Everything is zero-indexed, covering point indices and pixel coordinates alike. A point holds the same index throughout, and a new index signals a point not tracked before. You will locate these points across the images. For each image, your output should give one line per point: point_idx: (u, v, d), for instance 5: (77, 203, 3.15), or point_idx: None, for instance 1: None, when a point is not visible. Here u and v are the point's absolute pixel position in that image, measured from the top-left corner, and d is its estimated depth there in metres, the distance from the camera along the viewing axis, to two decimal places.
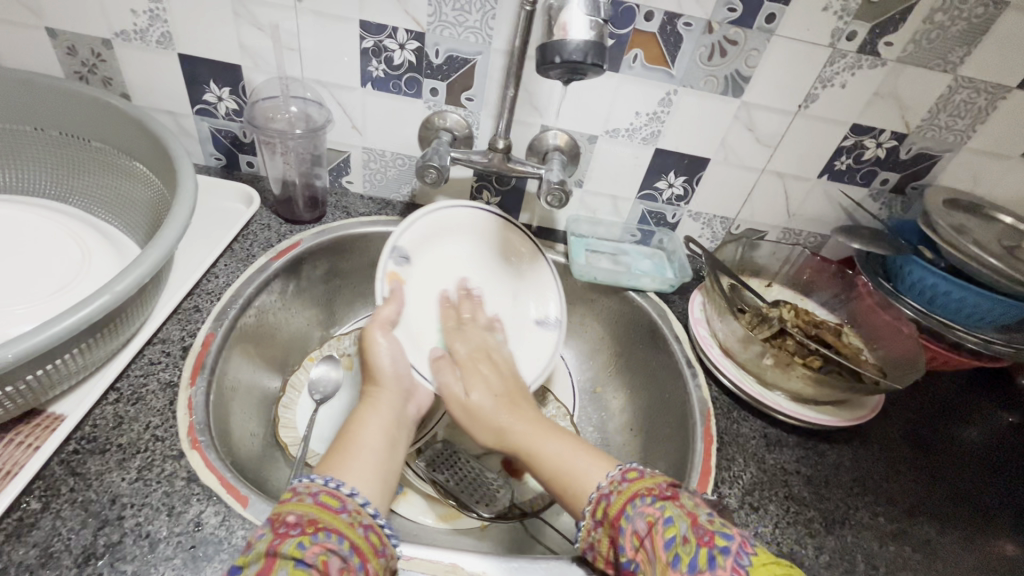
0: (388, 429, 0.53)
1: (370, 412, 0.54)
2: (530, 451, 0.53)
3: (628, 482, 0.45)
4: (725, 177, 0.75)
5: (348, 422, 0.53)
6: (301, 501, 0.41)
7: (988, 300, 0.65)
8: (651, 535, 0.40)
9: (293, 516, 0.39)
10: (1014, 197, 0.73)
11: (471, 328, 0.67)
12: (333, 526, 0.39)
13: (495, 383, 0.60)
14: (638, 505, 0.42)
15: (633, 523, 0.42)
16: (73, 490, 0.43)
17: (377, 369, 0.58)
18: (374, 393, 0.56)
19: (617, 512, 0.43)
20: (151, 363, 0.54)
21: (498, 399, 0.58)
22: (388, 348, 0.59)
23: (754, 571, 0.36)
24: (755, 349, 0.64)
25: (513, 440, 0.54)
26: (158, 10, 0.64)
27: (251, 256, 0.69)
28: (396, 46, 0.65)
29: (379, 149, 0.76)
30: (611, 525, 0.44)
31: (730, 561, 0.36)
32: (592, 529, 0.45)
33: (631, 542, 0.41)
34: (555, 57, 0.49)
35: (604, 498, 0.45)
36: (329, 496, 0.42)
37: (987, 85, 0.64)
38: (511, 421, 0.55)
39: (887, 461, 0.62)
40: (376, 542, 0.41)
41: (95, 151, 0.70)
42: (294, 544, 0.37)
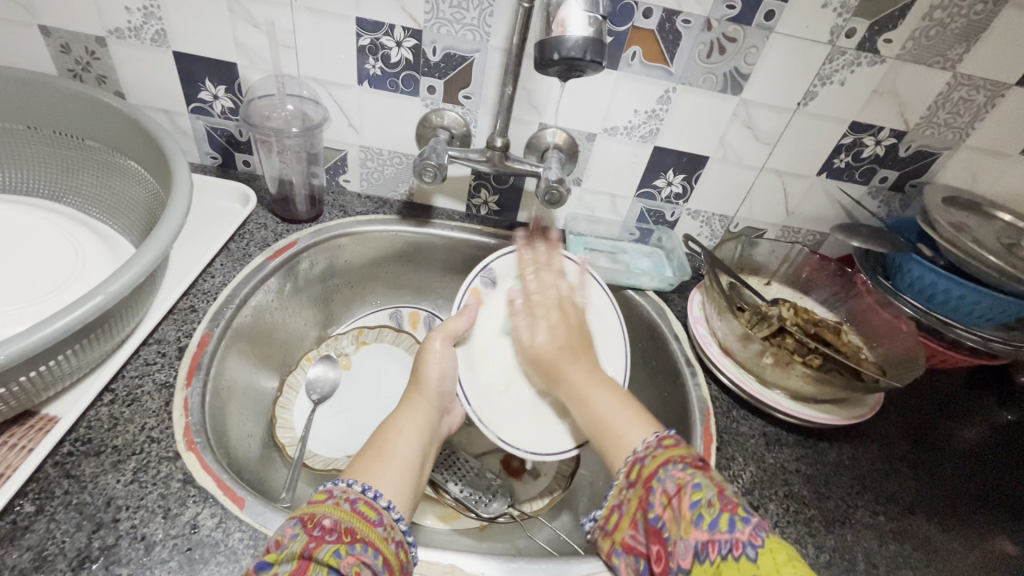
0: (423, 438, 0.53)
1: (407, 420, 0.54)
2: (581, 394, 0.55)
3: (664, 446, 0.45)
4: (724, 175, 0.75)
5: (383, 428, 0.53)
6: (338, 505, 0.41)
7: (987, 298, 0.65)
8: (679, 496, 0.40)
9: (330, 520, 0.39)
10: (1011, 195, 0.73)
11: (549, 275, 0.66)
12: (369, 538, 0.40)
13: (562, 329, 0.60)
14: (669, 468, 0.43)
15: (663, 484, 0.42)
16: (67, 493, 0.43)
17: (421, 380, 0.58)
18: (413, 402, 0.57)
19: (649, 472, 0.44)
20: (146, 364, 0.54)
21: (559, 345, 0.59)
22: (442, 354, 0.59)
23: (768, 543, 0.36)
24: (755, 348, 0.64)
25: (569, 385, 0.56)
26: (153, 8, 0.64)
27: (248, 256, 0.69)
28: (392, 44, 0.65)
29: (376, 148, 0.75)
30: (642, 485, 0.44)
31: (749, 529, 0.37)
32: (624, 488, 0.46)
33: (658, 501, 0.42)
34: (553, 54, 0.49)
35: (639, 459, 0.46)
36: (367, 506, 0.42)
37: (985, 83, 0.64)
38: (570, 370, 0.57)
39: (887, 459, 0.62)
40: (403, 559, 0.41)
41: (89, 150, 0.69)
42: (331, 551, 0.37)
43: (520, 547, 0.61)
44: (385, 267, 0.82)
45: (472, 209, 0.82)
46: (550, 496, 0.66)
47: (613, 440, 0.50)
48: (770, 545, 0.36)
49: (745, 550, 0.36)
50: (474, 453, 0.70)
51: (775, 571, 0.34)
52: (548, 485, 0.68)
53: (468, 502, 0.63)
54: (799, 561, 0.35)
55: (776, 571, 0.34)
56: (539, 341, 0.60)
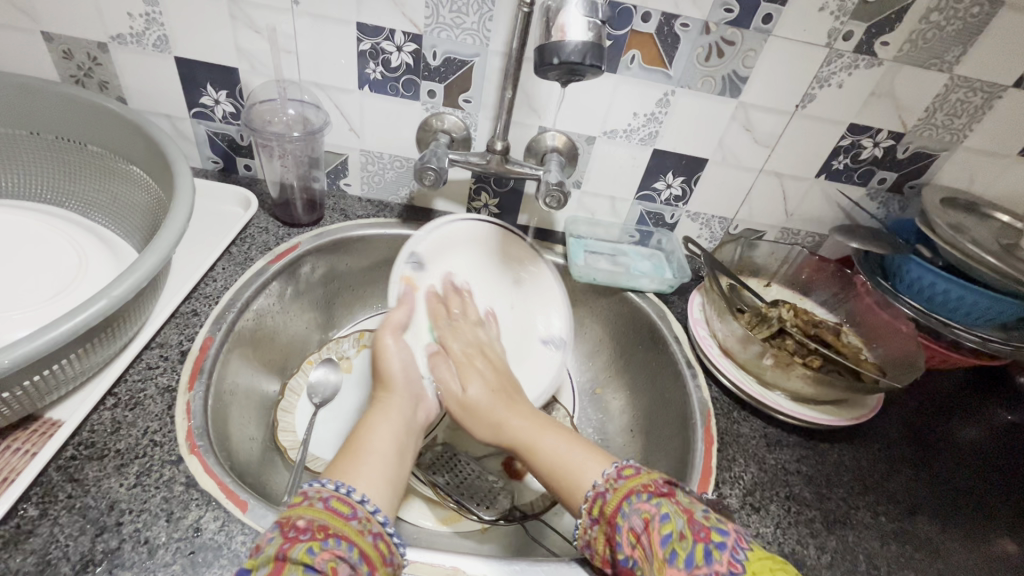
0: (398, 434, 0.52)
1: (380, 417, 0.54)
2: (529, 442, 0.54)
3: (624, 479, 0.45)
4: (723, 177, 0.75)
5: (358, 428, 0.53)
6: (312, 505, 0.41)
7: (986, 299, 0.65)
8: (648, 532, 0.40)
9: (303, 520, 0.39)
10: (1010, 196, 0.73)
11: (465, 327, 0.67)
12: (343, 532, 0.40)
13: (491, 377, 0.62)
14: (633, 502, 0.43)
15: (629, 520, 0.42)
16: (71, 497, 0.43)
17: (387, 374, 0.59)
18: (384, 399, 0.57)
19: (613, 509, 0.44)
20: (149, 368, 0.54)
21: (491, 394, 0.60)
22: (397, 347, 0.60)
23: (750, 566, 0.36)
24: (754, 349, 0.64)
25: (510, 434, 0.56)
26: (155, 14, 0.64)
27: (249, 260, 0.69)
28: (393, 49, 0.65)
29: (377, 152, 0.76)
30: (607, 522, 0.44)
31: (726, 556, 0.36)
32: (589, 526, 0.46)
33: (627, 539, 0.41)
34: (553, 59, 0.49)
35: (601, 496, 0.45)
36: (340, 502, 0.42)
37: (983, 85, 0.64)
38: (508, 417, 0.57)
39: (888, 460, 0.62)
40: (385, 550, 0.41)
41: (90, 155, 0.69)
42: (303, 550, 0.37)
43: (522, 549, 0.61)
44: (386, 271, 0.82)
45: (472, 212, 0.82)
46: (553, 497, 0.65)
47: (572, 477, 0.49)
48: (753, 567, 0.36)
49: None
50: (476, 456, 0.70)
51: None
52: None
53: (470, 504, 0.63)
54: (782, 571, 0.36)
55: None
56: (472, 392, 0.60)
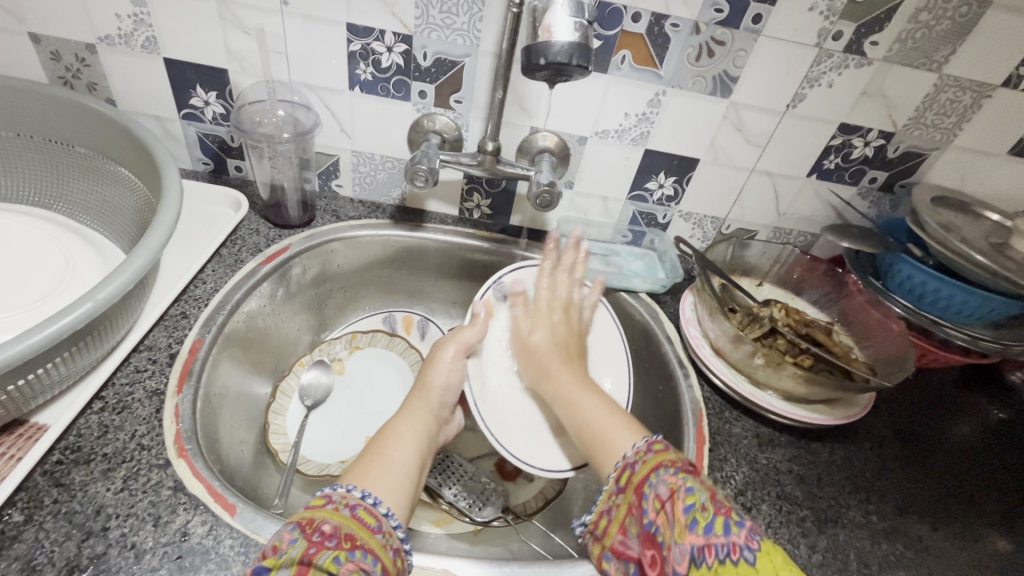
0: (421, 445, 0.52)
1: (408, 424, 0.53)
2: (570, 397, 0.55)
3: (654, 452, 0.45)
4: (715, 177, 0.75)
5: (383, 435, 0.52)
6: (338, 511, 0.41)
7: (976, 297, 0.65)
8: (672, 501, 0.39)
9: (329, 526, 0.39)
10: (1000, 194, 0.74)
11: (546, 308, 0.64)
12: (369, 545, 0.39)
13: (560, 332, 0.62)
14: (661, 473, 0.42)
15: (656, 489, 0.41)
16: (57, 502, 0.43)
17: (429, 381, 0.59)
18: (414, 403, 0.57)
19: (640, 479, 0.43)
20: (137, 371, 0.54)
21: (555, 346, 0.61)
22: (450, 365, 0.60)
23: (765, 546, 0.35)
24: (746, 350, 0.64)
25: (554, 386, 0.58)
26: (143, 15, 0.64)
27: (240, 261, 0.69)
28: (383, 49, 0.65)
29: (368, 153, 0.75)
30: (632, 491, 0.43)
31: (745, 532, 0.36)
32: (614, 494, 0.45)
33: (651, 506, 0.41)
34: (540, 59, 0.49)
35: (630, 465, 0.45)
36: (367, 513, 0.42)
37: (972, 84, 0.64)
38: (558, 370, 0.58)
39: (879, 458, 0.62)
40: (400, 565, 0.41)
41: (79, 156, 0.69)
42: (330, 558, 0.37)
43: (515, 550, 0.61)
44: (378, 272, 0.82)
45: (465, 213, 0.82)
46: (544, 499, 0.67)
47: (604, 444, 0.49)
48: (767, 549, 0.35)
49: (742, 553, 0.35)
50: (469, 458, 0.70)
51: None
52: (542, 487, 0.68)
53: (463, 506, 0.63)
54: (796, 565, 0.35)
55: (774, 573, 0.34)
56: (537, 339, 0.62)
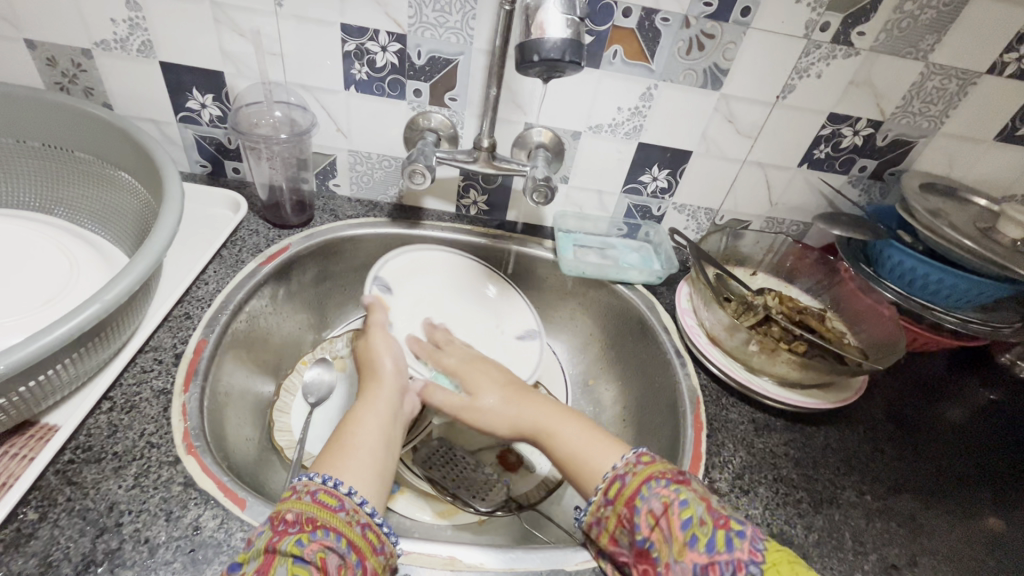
0: (385, 427, 0.53)
1: (368, 412, 0.54)
2: (550, 430, 0.55)
3: (642, 464, 0.47)
4: (708, 168, 0.76)
5: (344, 422, 0.53)
6: (300, 498, 0.43)
7: (965, 281, 0.67)
8: (668, 516, 0.42)
9: (292, 514, 0.41)
10: (987, 179, 0.75)
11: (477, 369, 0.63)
12: (331, 523, 0.41)
13: (497, 378, 0.62)
14: (653, 487, 0.44)
15: (648, 503, 0.44)
16: (70, 500, 0.44)
17: (373, 361, 0.60)
18: (371, 389, 0.57)
19: (630, 492, 0.45)
20: (143, 371, 0.54)
21: (504, 392, 0.60)
22: (387, 344, 0.62)
23: (769, 556, 0.40)
24: (740, 337, 0.65)
25: (530, 424, 0.56)
26: (139, 19, 0.64)
27: (240, 262, 0.69)
28: (378, 49, 0.66)
29: (365, 152, 0.76)
30: (623, 504, 0.45)
31: (747, 545, 0.40)
32: (601, 505, 0.47)
33: (646, 522, 0.43)
34: (533, 56, 0.50)
35: (619, 478, 0.47)
36: (328, 495, 0.43)
37: (957, 72, 0.65)
38: (530, 408, 0.57)
39: (873, 440, 0.64)
40: (374, 540, 0.42)
41: (79, 161, 0.70)
42: (292, 541, 0.39)
43: (518, 539, 0.63)
44: None
45: (462, 210, 0.83)
46: (546, 487, 0.67)
47: (580, 464, 0.51)
48: (771, 557, 0.40)
49: (748, 569, 0.39)
50: (471, 450, 0.70)
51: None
52: (544, 476, 0.68)
53: (466, 496, 0.65)
54: (797, 566, 0.39)
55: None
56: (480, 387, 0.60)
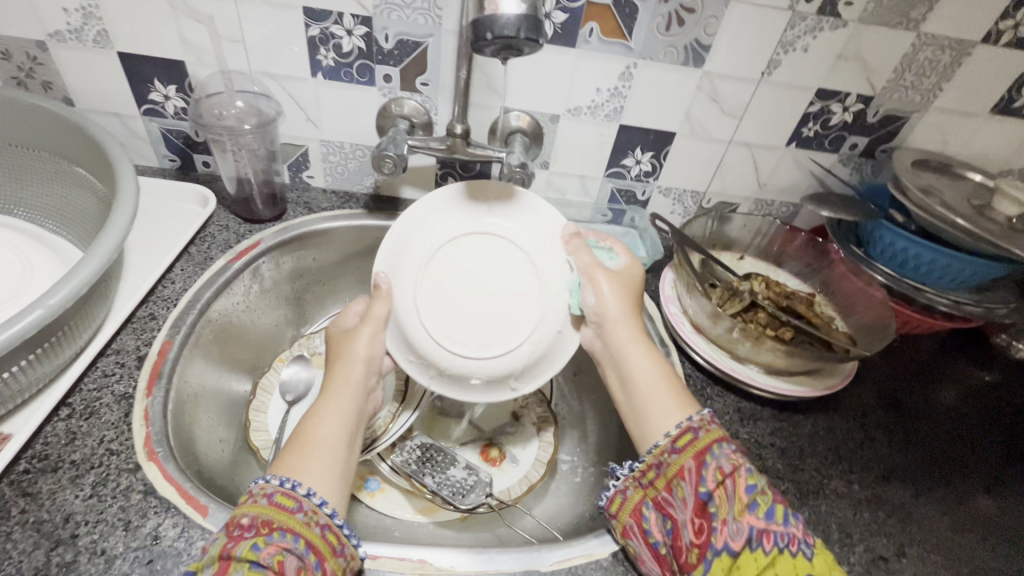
0: (348, 421, 0.49)
1: (331, 405, 0.50)
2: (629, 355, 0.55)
3: (715, 426, 0.47)
4: (692, 150, 0.74)
5: (304, 418, 0.49)
6: (256, 502, 0.41)
7: (958, 261, 0.64)
8: (736, 477, 0.43)
9: (247, 517, 0.40)
10: (983, 155, 0.72)
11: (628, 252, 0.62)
12: (288, 526, 0.40)
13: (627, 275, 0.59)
14: (723, 447, 0.45)
15: (717, 461, 0.44)
16: (24, 512, 0.42)
17: (346, 352, 0.55)
18: (336, 381, 0.52)
19: (703, 445, 0.45)
20: (104, 375, 0.53)
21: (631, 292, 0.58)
22: (369, 339, 0.55)
23: (818, 544, 0.41)
24: (724, 325, 0.63)
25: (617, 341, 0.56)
26: (92, 7, 0.61)
27: (209, 259, 0.67)
28: (343, 33, 0.63)
29: (337, 142, 0.74)
30: (691, 455, 0.45)
31: (802, 525, 0.41)
32: (666, 451, 0.47)
33: (711, 477, 0.43)
34: (486, 33, 0.47)
35: (692, 430, 0.47)
36: (285, 496, 0.41)
37: (951, 42, 0.62)
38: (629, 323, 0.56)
39: (863, 427, 0.62)
40: (334, 541, 0.41)
41: (37, 159, 0.67)
42: (247, 547, 0.38)
43: (502, 536, 0.61)
44: (356, 262, 0.81)
45: None
46: (528, 483, 0.65)
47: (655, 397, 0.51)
48: (818, 546, 0.41)
49: (800, 546, 0.40)
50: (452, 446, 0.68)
51: (826, 570, 0.39)
52: (526, 472, 0.67)
53: (446, 495, 0.62)
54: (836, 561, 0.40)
55: (826, 570, 0.39)
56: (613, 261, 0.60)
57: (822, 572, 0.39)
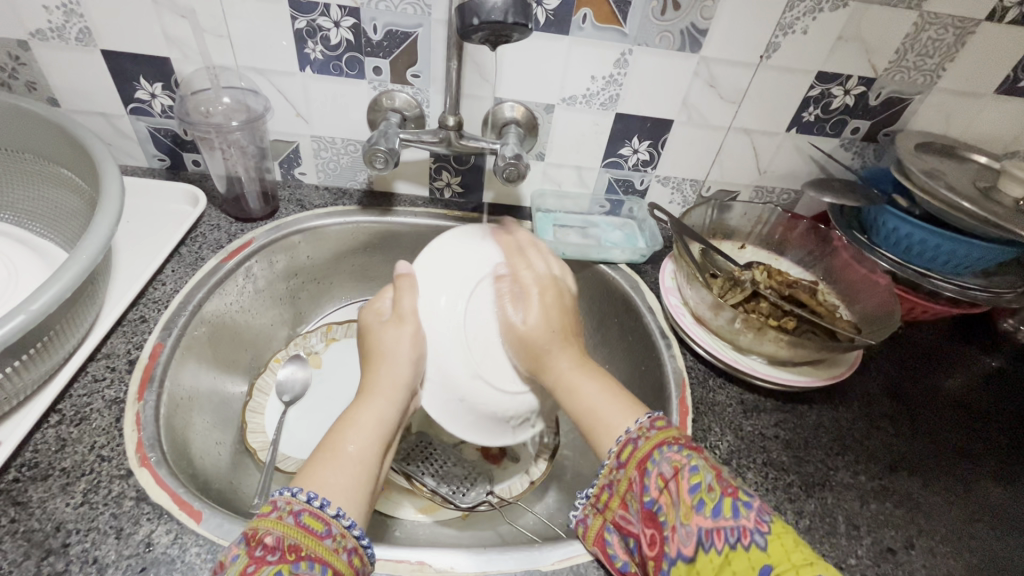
0: (383, 435, 0.47)
1: (368, 414, 0.47)
2: (567, 386, 0.49)
3: (656, 428, 0.44)
4: (691, 137, 0.72)
5: (338, 423, 0.47)
6: (281, 519, 0.39)
7: (962, 246, 0.63)
8: (676, 480, 0.40)
9: (272, 537, 0.38)
10: (987, 136, 0.71)
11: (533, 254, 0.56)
12: (315, 553, 0.38)
13: (553, 312, 0.51)
14: (664, 450, 0.42)
15: (658, 467, 0.42)
16: (14, 521, 0.41)
17: (387, 350, 0.49)
18: (375, 383, 0.49)
19: (642, 455, 0.43)
20: (94, 381, 0.52)
21: (551, 329, 0.50)
22: (414, 337, 0.50)
23: (774, 528, 0.36)
24: (725, 316, 0.62)
25: (552, 378, 0.50)
26: (72, 4, 0.60)
27: (200, 259, 0.66)
28: (330, 25, 0.61)
29: (328, 137, 0.72)
30: (634, 467, 0.44)
31: (753, 514, 0.37)
32: (614, 468, 0.45)
33: (654, 485, 0.41)
34: (473, 19, 0.46)
35: (632, 441, 0.45)
36: (313, 518, 0.39)
37: (954, 20, 0.61)
38: (557, 359, 0.50)
39: (868, 417, 0.61)
40: (358, 564, 0.40)
41: (20, 161, 0.66)
42: (271, 573, 0.36)
43: (503, 534, 0.61)
44: (351, 259, 0.79)
45: (436, 192, 0.80)
46: (530, 480, 0.64)
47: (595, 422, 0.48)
48: (776, 530, 0.36)
49: (752, 537, 0.36)
50: (451, 445, 0.67)
51: (787, 560, 0.34)
52: (527, 469, 0.66)
53: (446, 494, 0.61)
54: (804, 544, 0.35)
55: (785, 555, 0.34)
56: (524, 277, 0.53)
57: (778, 561, 0.34)
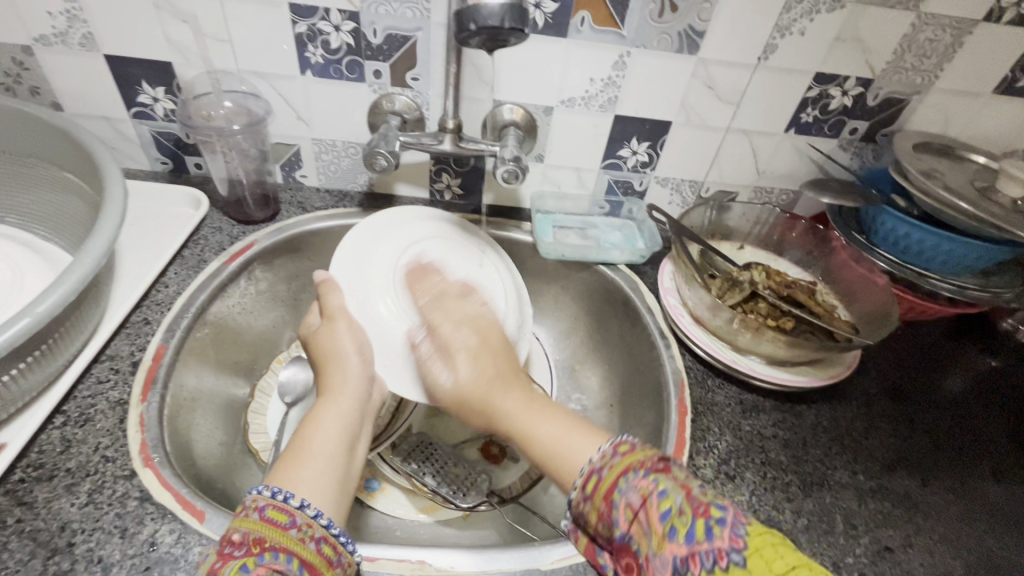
0: (346, 428, 0.49)
1: (329, 411, 0.50)
2: (521, 434, 0.46)
3: (620, 454, 0.40)
4: (689, 138, 0.72)
5: (303, 424, 0.50)
6: (246, 516, 0.39)
7: (961, 246, 0.63)
8: (646, 509, 0.36)
9: (238, 534, 0.38)
10: (984, 135, 0.71)
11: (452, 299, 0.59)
12: (280, 544, 0.38)
13: (482, 354, 0.52)
14: (630, 478, 0.38)
15: (625, 496, 0.37)
16: (20, 520, 0.42)
17: (334, 351, 0.55)
18: (332, 385, 0.53)
19: (608, 485, 0.39)
20: (98, 383, 0.52)
21: (483, 376, 0.50)
22: (348, 331, 0.56)
23: (751, 541, 0.33)
24: (724, 316, 0.63)
25: (505, 426, 0.47)
26: (76, 10, 0.61)
27: (203, 262, 0.67)
28: (330, 29, 0.62)
29: (329, 140, 0.73)
30: (600, 500, 0.39)
31: (727, 531, 0.33)
32: (579, 502, 0.41)
33: (624, 517, 0.37)
34: (471, 23, 0.46)
35: (595, 472, 0.40)
36: (277, 511, 0.40)
37: (951, 21, 0.61)
38: (501, 402, 0.48)
39: (867, 417, 0.61)
40: (329, 553, 0.40)
41: (23, 165, 0.66)
42: (236, 567, 0.36)
43: (504, 535, 0.61)
44: None
45: (436, 194, 0.80)
46: (529, 478, 0.66)
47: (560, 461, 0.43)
48: (754, 542, 0.33)
49: (729, 557, 0.32)
50: (452, 445, 0.68)
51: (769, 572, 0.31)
52: (527, 467, 0.67)
53: (447, 494, 0.62)
54: (784, 547, 0.32)
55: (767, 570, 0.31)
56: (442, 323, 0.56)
57: None
